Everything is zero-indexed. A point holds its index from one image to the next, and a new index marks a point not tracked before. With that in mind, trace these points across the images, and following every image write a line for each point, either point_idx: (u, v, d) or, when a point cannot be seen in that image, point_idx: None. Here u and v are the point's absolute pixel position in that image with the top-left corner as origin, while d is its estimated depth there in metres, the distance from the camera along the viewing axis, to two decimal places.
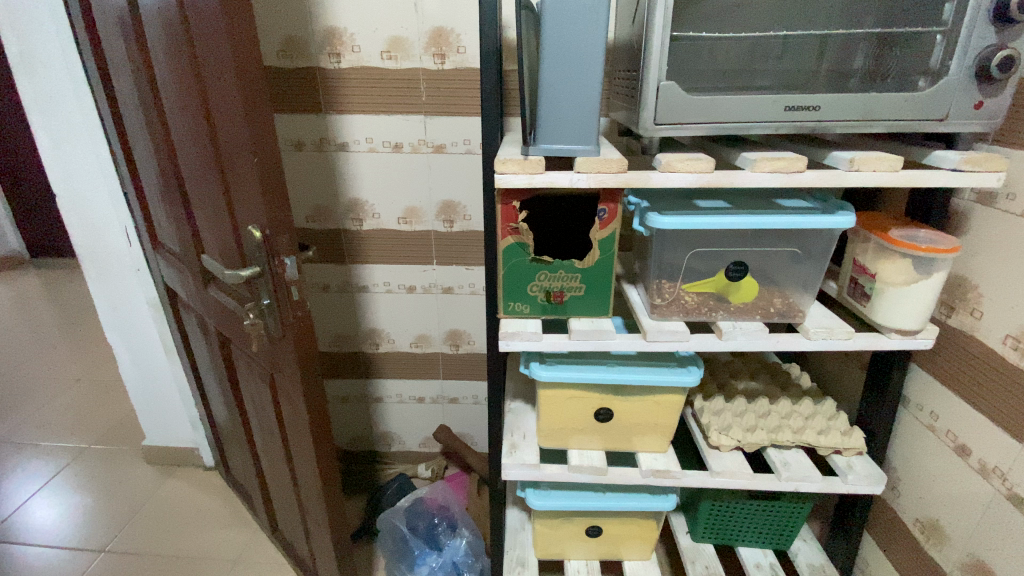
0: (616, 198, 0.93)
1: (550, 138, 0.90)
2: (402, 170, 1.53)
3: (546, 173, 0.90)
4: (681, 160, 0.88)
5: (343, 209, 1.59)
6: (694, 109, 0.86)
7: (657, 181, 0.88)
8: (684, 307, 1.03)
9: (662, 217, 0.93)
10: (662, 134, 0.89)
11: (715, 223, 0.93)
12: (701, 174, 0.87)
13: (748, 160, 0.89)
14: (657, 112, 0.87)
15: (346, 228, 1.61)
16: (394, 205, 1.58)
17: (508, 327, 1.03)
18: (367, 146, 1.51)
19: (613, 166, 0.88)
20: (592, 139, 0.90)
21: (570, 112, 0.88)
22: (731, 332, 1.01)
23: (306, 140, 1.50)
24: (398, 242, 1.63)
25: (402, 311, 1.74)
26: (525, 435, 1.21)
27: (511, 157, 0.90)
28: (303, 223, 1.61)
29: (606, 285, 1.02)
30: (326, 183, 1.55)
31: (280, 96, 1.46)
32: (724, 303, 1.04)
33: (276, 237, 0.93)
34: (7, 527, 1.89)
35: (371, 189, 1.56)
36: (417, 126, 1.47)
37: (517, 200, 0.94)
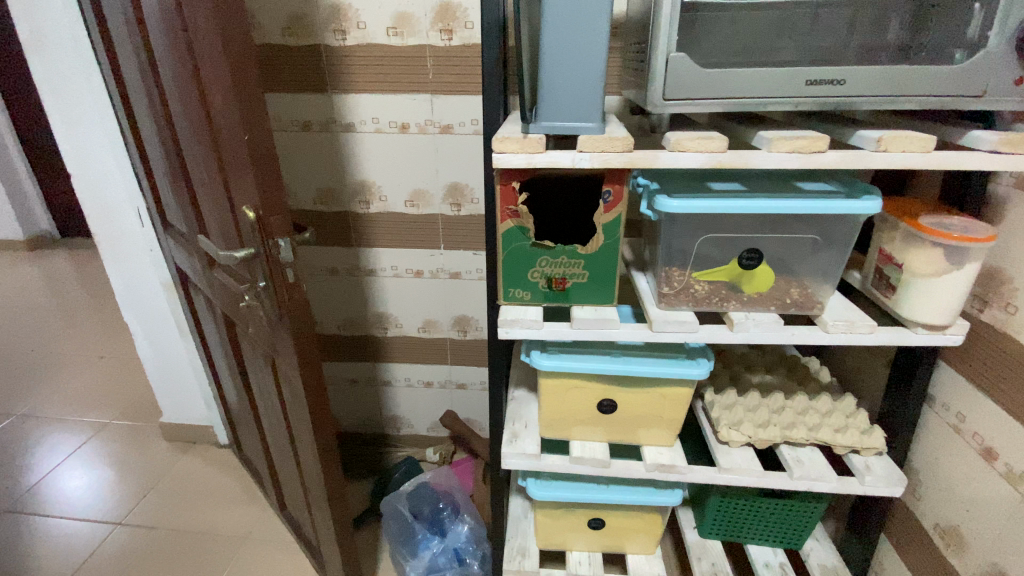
0: (622, 179, 0.88)
1: (552, 115, 0.85)
2: (409, 152, 1.50)
3: (549, 152, 0.85)
4: (694, 141, 0.82)
5: (349, 192, 1.56)
6: (708, 84, 0.80)
7: (665, 162, 0.83)
8: (693, 297, 0.98)
9: (671, 201, 0.88)
10: (671, 110, 0.83)
11: (729, 207, 0.87)
12: (713, 154, 0.81)
13: (765, 139, 0.82)
14: (666, 87, 0.81)
15: (353, 211, 1.59)
16: (400, 187, 1.55)
17: (508, 314, 1.00)
18: (373, 126, 1.47)
19: (619, 145, 0.83)
20: (597, 116, 0.85)
21: (573, 87, 0.83)
22: (744, 324, 0.95)
23: (313, 121, 1.47)
24: (406, 225, 1.60)
25: (410, 295, 1.72)
26: (527, 424, 1.18)
27: (511, 135, 0.85)
28: (310, 206, 1.59)
29: (611, 272, 0.97)
30: (333, 165, 1.53)
31: (286, 75, 1.43)
32: (737, 293, 0.98)
33: (270, 218, 0.90)
34: (44, 491, 2.00)
35: (378, 170, 1.53)
36: (424, 106, 1.43)
37: (518, 183, 0.90)
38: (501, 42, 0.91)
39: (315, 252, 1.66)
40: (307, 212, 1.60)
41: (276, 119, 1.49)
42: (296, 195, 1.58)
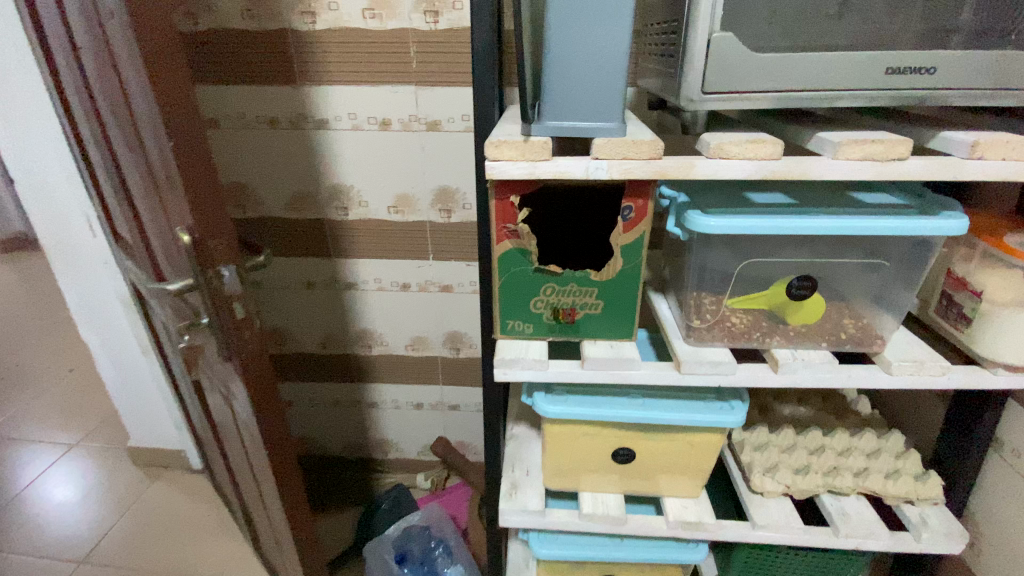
0: (647, 192, 0.71)
1: (560, 113, 0.68)
2: (391, 152, 1.32)
3: (556, 159, 0.68)
4: (740, 143, 0.64)
5: (325, 198, 1.39)
6: (758, 73, 0.63)
7: (704, 172, 0.65)
8: (728, 331, 0.82)
9: (708, 219, 0.71)
10: (711, 107, 0.66)
11: (779, 227, 0.71)
12: (764, 162, 0.64)
13: (829, 143, 0.64)
14: (705, 77, 0.63)
15: (329, 219, 1.41)
16: (383, 192, 1.37)
17: (506, 351, 0.83)
18: (350, 123, 1.29)
19: (644, 151, 0.66)
20: (617, 115, 0.67)
21: (586, 77, 0.66)
22: (791, 364, 0.80)
23: (281, 116, 1.29)
24: (390, 233, 1.42)
25: (396, 310, 1.54)
26: (528, 471, 1.02)
27: (509, 137, 0.68)
28: (281, 213, 1.41)
29: (631, 302, 0.80)
30: (305, 166, 1.35)
31: (248, 64, 1.25)
32: (781, 326, 0.82)
33: (208, 244, 0.73)
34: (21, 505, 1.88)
35: (357, 173, 1.35)
36: (407, 100, 1.25)
37: (517, 197, 0.73)
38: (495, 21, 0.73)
39: (289, 264, 1.48)
40: (278, 220, 1.42)
41: (239, 115, 1.30)
42: (264, 200, 1.40)
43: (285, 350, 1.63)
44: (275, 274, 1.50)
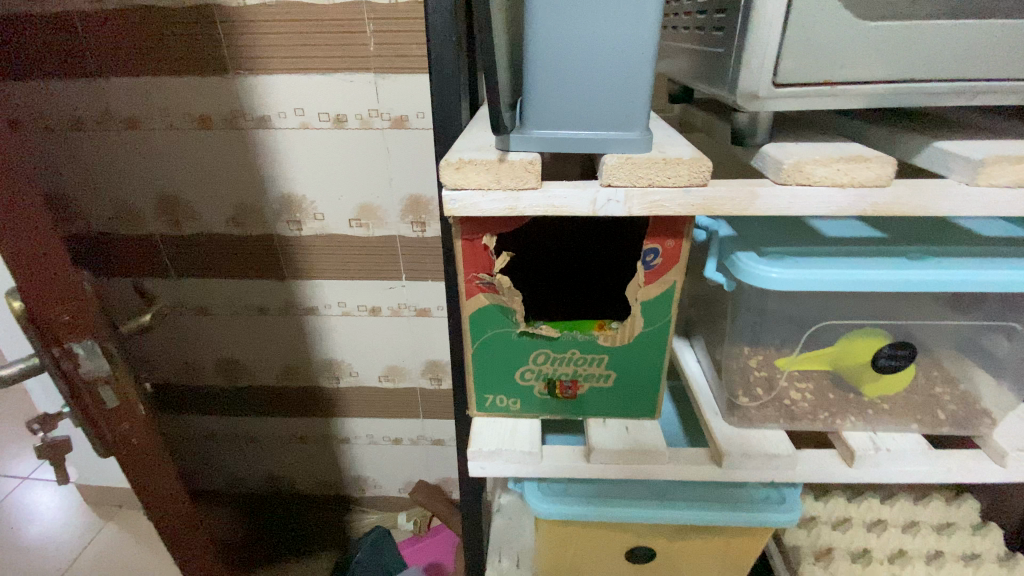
0: (681, 231, 0.49)
1: (553, 118, 0.45)
2: (350, 156, 1.09)
3: (549, 185, 0.46)
4: (830, 163, 0.42)
5: (273, 211, 1.15)
6: (860, 52, 0.41)
7: (769, 206, 0.43)
8: (785, 407, 0.61)
9: (767, 268, 0.50)
10: (784, 108, 0.43)
11: (871, 279, 0.49)
12: (862, 191, 0.43)
13: (944, 153, 0.44)
14: (779, 59, 0.40)
15: (280, 235, 1.18)
16: (341, 201, 1.14)
17: (484, 436, 0.62)
18: (297, 119, 1.05)
19: (683, 174, 0.43)
20: (639, 120, 0.45)
21: (593, 62, 0.43)
22: (872, 457, 0.58)
23: (214, 114, 1.05)
24: (354, 251, 1.19)
25: (365, 337, 1.32)
26: (519, 561, 0.81)
27: (478, 154, 0.46)
28: (222, 228, 1.18)
29: (654, 374, 0.59)
30: (248, 174, 1.11)
31: (166, 51, 1.00)
32: (853, 401, 0.61)
33: (45, 318, 0.51)
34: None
35: (308, 180, 1.12)
36: (366, 91, 1.02)
37: (493, 236, 0.50)
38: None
39: (235, 285, 1.25)
40: (220, 236, 1.18)
41: (161, 113, 1.05)
42: (202, 214, 1.16)
43: (239, 384, 1.40)
44: (221, 298, 1.26)
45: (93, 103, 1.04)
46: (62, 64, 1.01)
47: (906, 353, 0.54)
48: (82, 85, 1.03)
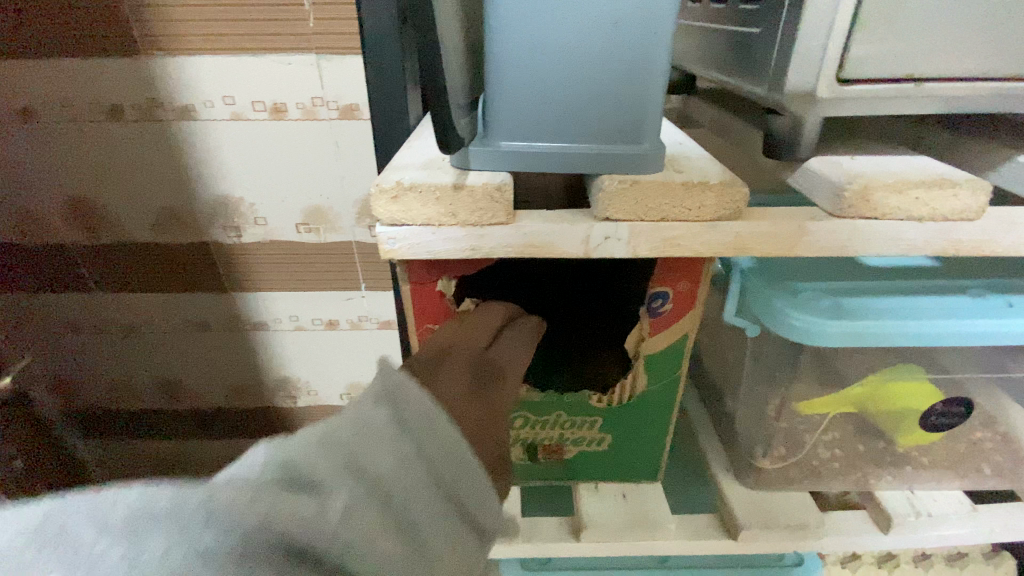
0: (696, 273, 0.40)
1: (530, 125, 0.33)
2: (290, 154, 0.78)
3: (524, 218, 0.34)
4: (906, 189, 0.31)
5: (202, 212, 0.83)
6: (960, 35, 0.29)
7: (817, 246, 0.32)
8: (810, 466, 0.51)
9: (804, 318, 0.39)
10: (847, 112, 0.31)
11: (935, 327, 0.39)
12: (945, 226, 0.32)
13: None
14: (850, 41, 0.29)
15: (216, 242, 0.85)
16: (285, 204, 0.82)
17: None
18: (224, 108, 0.74)
19: (709, 205, 0.32)
20: (647, 128, 0.33)
21: (586, 45, 0.31)
22: (912, 524, 0.49)
23: (123, 101, 0.74)
24: (307, 262, 0.88)
25: (321, 353, 0.99)
26: None
27: (425, 174, 0.33)
28: (147, 237, 0.85)
29: (656, 433, 0.48)
30: (170, 170, 0.79)
31: (33, 17, 0.69)
32: (888, 455, 0.51)
33: None
34: None
35: (244, 177, 0.80)
36: (306, 77, 0.73)
37: (452, 279, 0.39)
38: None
39: (165, 300, 0.91)
40: (143, 249, 0.86)
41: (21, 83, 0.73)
42: (118, 217, 0.83)
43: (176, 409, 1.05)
44: (154, 319, 0.93)
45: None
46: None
47: (959, 405, 0.47)
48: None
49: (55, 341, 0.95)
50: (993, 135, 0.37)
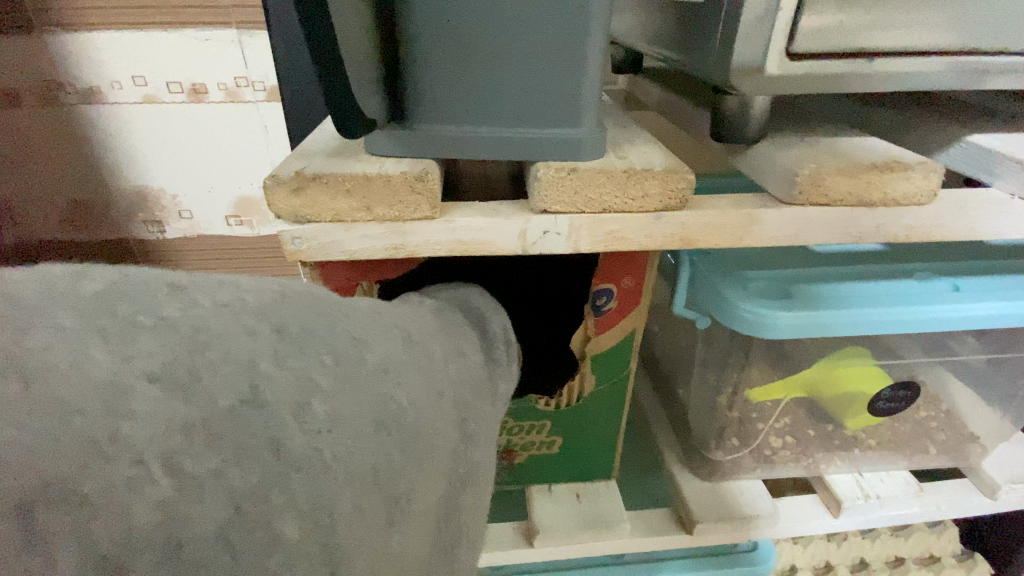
0: (638, 268, 0.38)
1: (456, 107, 0.29)
2: (212, 141, 0.70)
3: (453, 212, 0.30)
4: (858, 173, 0.29)
5: (118, 205, 0.73)
6: (913, 6, 0.27)
7: (769, 237, 0.30)
8: (764, 454, 0.50)
9: (756, 309, 0.37)
10: (798, 91, 0.29)
11: (885, 314, 0.38)
12: (897, 213, 0.30)
13: (985, 151, 0.32)
14: (799, 12, 0.26)
15: (137, 240, 0.76)
16: (212, 195, 0.74)
17: None
18: (136, 90, 0.66)
19: (653, 193, 0.29)
20: (588, 110, 0.29)
21: (514, 15, 0.27)
22: (861, 507, 0.49)
23: (17, 84, 0.65)
24: (237, 257, 0.79)
25: None
26: None
27: (333, 163, 0.29)
28: (55, 236, 0.74)
29: (608, 432, 0.46)
30: (77, 158, 0.69)
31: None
32: (838, 440, 0.51)
33: None
34: None
35: (163, 168, 0.71)
36: (224, 55, 0.65)
37: (375, 285, 0.35)
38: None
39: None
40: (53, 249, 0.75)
41: None
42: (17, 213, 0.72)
43: None
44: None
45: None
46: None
47: (908, 389, 0.47)
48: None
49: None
50: (940, 115, 0.36)
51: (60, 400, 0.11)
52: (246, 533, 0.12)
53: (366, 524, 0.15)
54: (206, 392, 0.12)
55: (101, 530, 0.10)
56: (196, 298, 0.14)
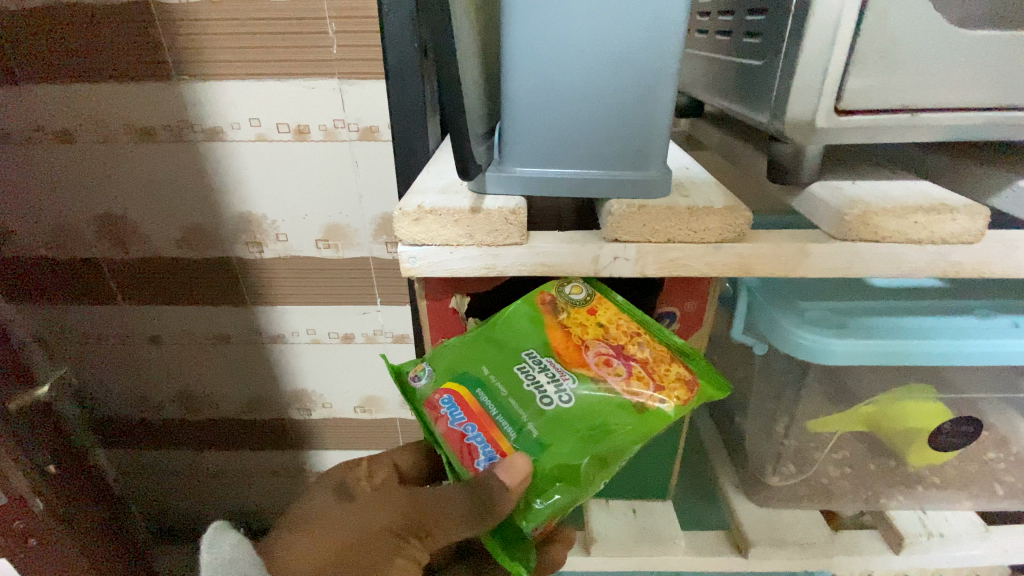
0: (699, 293, 0.42)
1: (542, 153, 0.35)
2: (310, 174, 0.79)
3: (538, 239, 0.35)
4: (905, 214, 0.32)
5: (227, 228, 0.83)
6: (954, 68, 0.30)
7: (819, 268, 0.34)
8: (820, 484, 0.51)
9: (814, 337, 0.40)
10: (845, 139, 0.33)
11: (942, 346, 0.40)
12: (946, 249, 0.33)
13: None
14: (846, 74, 0.30)
15: (239, 258, 0.86)
16: (306, 220, 0.82)
17: None
18: (252, 131, 0.75)
19: (713, 228, 0.33)
20: (655, 156, 0.34)
21: (596, 82, 0.33)
22: (923, 544, 0.49)
23: (156, 124, 0.75)
24: (323, 277, 0.87)
25: (337, 369, 0.97)
26: None
27: (444, 198, 0.35)
28: (173, 253, 0.85)
29: (665, 449, 0.49)
30: (196, 186, 0.80)
31: (67, 47, 0.70)
32: (900, 476, 0.51)
33: None
34: None
35: (268, 196, 0.80)
36: (327, 102, 0.73)
37: (466, 297, 0.41)
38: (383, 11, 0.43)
39: (191, 312, 0.91)
40: (171, 264, 0.86)
41: (55, 110, 0.74)
42: (146, 234, 0.84)
43: (198, 417, 1.03)
44: (178, 330, 0.93)
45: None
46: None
47: (971, 425, 0.47)
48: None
49: (77, 353, 0.95)
50: (993, 161, 0.38)
51: None
52: None
53: None
54: None
55: None
56: None
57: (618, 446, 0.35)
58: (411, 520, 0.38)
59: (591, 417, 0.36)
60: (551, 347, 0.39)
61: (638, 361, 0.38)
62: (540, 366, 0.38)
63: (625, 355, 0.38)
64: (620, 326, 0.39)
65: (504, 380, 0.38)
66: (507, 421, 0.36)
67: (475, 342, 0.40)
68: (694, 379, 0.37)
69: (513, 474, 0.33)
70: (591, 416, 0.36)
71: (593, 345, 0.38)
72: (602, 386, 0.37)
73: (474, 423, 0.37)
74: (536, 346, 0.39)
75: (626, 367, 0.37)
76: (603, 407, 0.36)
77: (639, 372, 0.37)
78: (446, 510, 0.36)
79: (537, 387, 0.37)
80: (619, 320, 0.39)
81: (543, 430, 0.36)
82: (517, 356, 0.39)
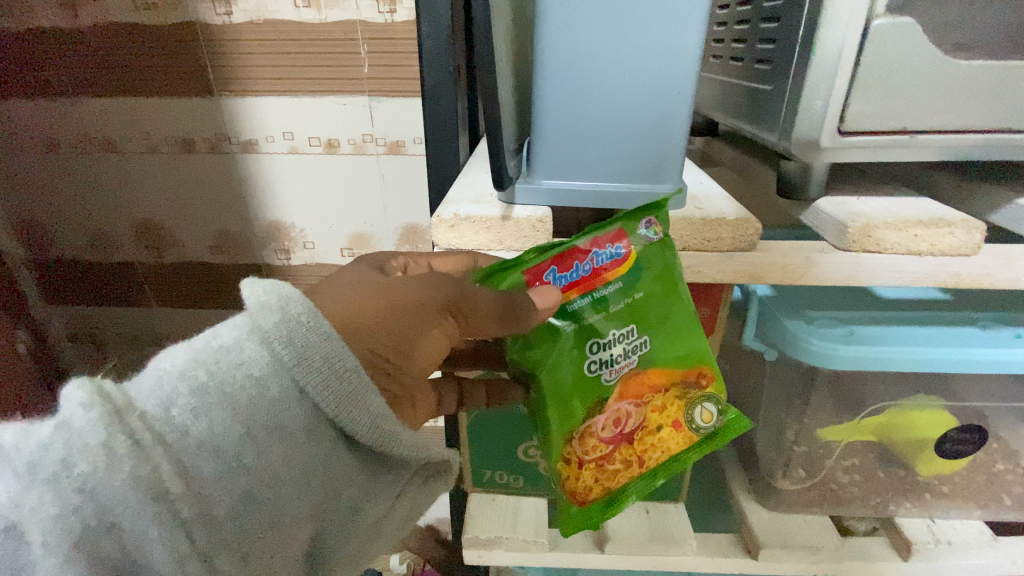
0: (711, 300, 0.44)
1: (566, 168, 0.38)
2: (338, 185, 0.83)
3: None
4: (904, 227, 0.35)
5: (258, 235, 0.87)
6: (949, 95, 0.33)
7: (826, 276, 0.36)
8: (830, 491, 0.53)
9: (821, 343, 0.42)
10: (846, 157, 0.35)
11: (947, 355, 0.41)
12: (943, 260, 0.35)
13: None
14: (847, 100, 0.33)
15: (267, 264, 0.90)
16: (332, 229, 0.86)
17: (485, 516, 0.54)
18: (284, 145, 0.80)
19: (725, 238, 0.36)
20: (671, 170, 0.38)
21: (619, 104, 0.36)
22: (932, 551, 0.50)
23: (196, 136, 0.80)
24: None
25: None
26: None
27: (476, 207, 0.38)
28: (205, 258, 0.90)
29: None
30: (230, 195, 0.84)
31: (118, 66, 0.76)
32: (910, 485, 0.52)
33: None
34: None
35: (298, 206, 0.85)
36: (358, 118, 0.78)
37: None
38: (420, 38, 0.46)
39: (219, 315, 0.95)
40: (202, 268, 0.91)
41: (103, 122, 0.80)
42: (181, 239, 0.88)
43: None
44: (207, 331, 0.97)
45: (45, 121, 0.80)
46: (22, 67, 0.76)
47: (976, 434, 0.49)
48: (31, 110, 0.79)
49: (109, 351, 0.99)
50: (991, 181, 0.40)
51: (246, 396, 0.29)
52: (229, 457, 0.28)
53: (218, 471, 0.28)
54: (245, 396, 0.29)
55: (231, 413, 0.29)
56: (255, 350, 0.30)
57: (554, 392, 0.38)
58: (454, 302, 0.35)
59: (581, 383, 0.38)
60: (649, 364, 0.39)
61: (619, 453, 0.39)
62: (629, 352, 0.39)
63: (623, 439, 0.39)
64: (651, 441, 0.39)
65: (623, 313, 0.38)
66: (590, 304, 0.38)
67: (670, 283, 0.38)
68: (587, 493, 0.40)
69: (547, 301, 0.35)
70: (585, 392, 0.38)
71: (637, 409, 0.39)
72: (597, 406, 0.39)
73: (586, 273, 0.37)
74: (649, 346, 0.39)
75: (609, 446, 0.39)
76: (588, 402, 0.38)
77: (605, 445, 0.39)
78: (484, 303, 0.35)
79: (613, 341, 0.38)
80: (664, 439, 0.39)
81: (572, 336, 0.38)
82: (640, 330, 0.39)
